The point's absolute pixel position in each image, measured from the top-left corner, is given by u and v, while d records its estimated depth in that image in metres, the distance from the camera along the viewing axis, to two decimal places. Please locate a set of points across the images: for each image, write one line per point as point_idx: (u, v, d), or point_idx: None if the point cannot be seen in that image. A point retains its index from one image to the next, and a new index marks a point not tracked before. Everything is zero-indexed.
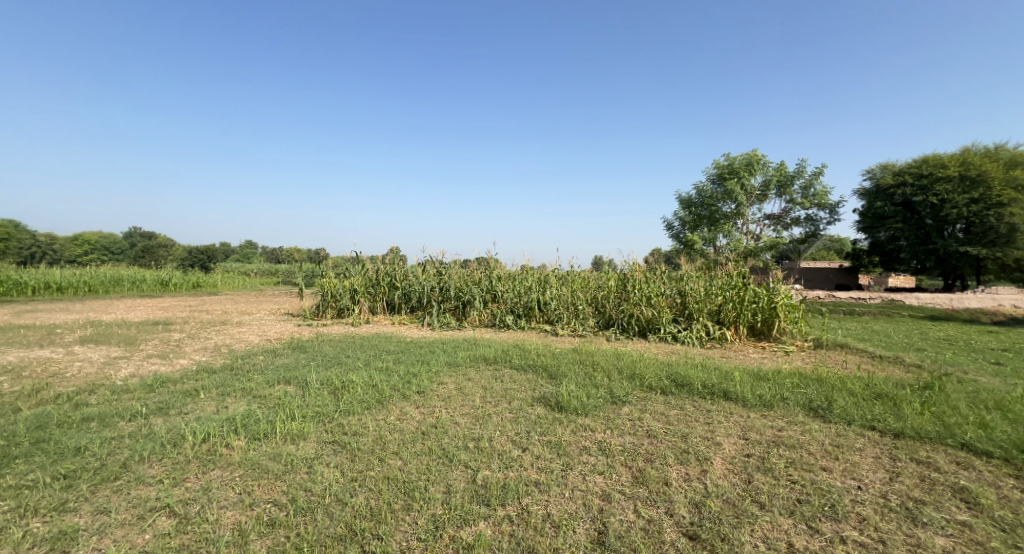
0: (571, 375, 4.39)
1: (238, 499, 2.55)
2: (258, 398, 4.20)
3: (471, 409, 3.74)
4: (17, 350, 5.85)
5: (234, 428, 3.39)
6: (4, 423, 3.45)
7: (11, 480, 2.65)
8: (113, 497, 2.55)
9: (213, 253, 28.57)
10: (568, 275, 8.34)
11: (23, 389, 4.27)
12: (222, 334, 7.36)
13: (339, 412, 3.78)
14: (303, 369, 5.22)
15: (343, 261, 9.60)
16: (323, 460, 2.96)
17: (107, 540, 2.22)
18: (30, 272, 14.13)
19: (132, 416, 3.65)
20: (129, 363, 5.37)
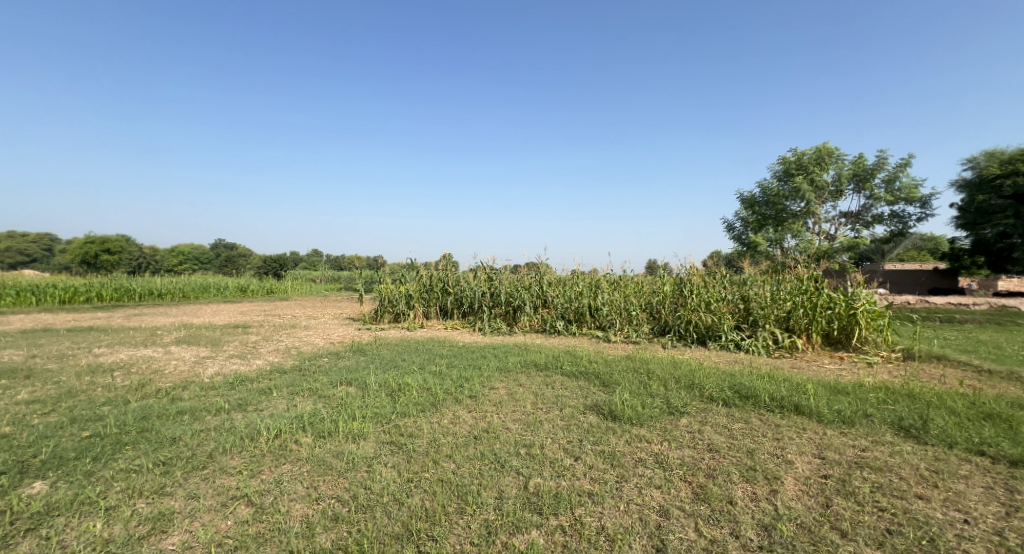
0: (624, 383, 4.28)
1: (305, 494, 2.69)
2: (323, 397, 4.43)
3: (522, 415, 3.73)
4: (126, 348, 6.59)
5: (302, 426, 3.60)
6: (114, 413, 3.86)
7: (121, 464, 2.95)
8: (201, 484, 2.77)
9: (284, 261, 30.65)
10: (621, 279, 8.16)
11: (131, 383, 4.78)
12: (291, 337, 7.85)
13: (396, 414, 3.90)
14: (362, 372, 5.44)
15: (399, 268, 9.96)
16: (382, 461, 3.06)
17: (195, 524, 2.41)
18: (136, 280, 15.88)
19: (215, 411, 3.96)
20: (214, 362, 5.86)
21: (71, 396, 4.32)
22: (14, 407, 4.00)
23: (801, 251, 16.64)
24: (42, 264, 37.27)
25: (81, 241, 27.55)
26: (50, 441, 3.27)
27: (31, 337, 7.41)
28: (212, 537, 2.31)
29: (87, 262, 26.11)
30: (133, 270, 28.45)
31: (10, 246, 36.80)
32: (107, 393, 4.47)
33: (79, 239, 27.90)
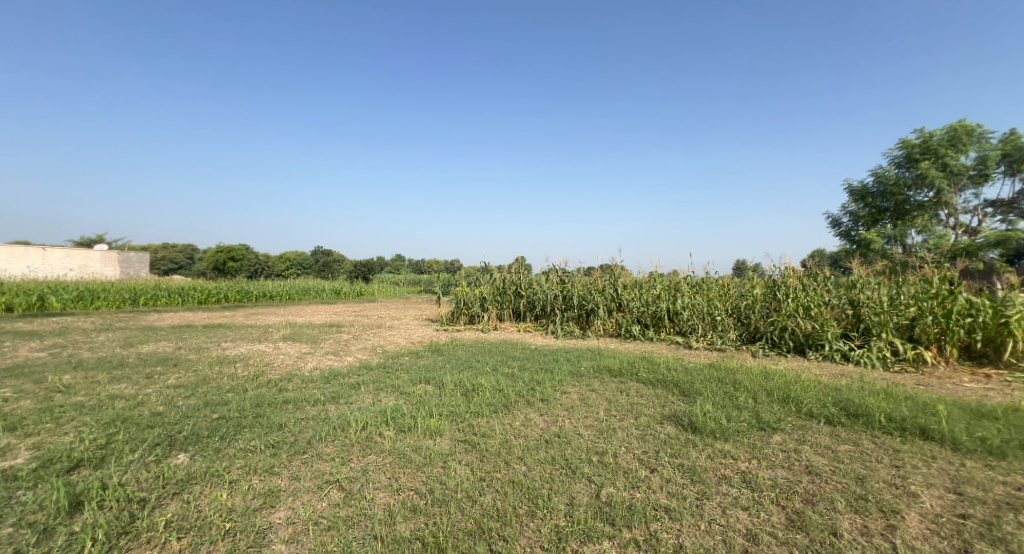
0: (707, 394, 4.02)
1: (387, 483, 2.83)
2: (404, 394, 4.66)
3: (595, 421, 3.63)
4: (245, 343, 7.48)
5: (385, 419, 3.81)
6: (234, 399, 4.36)
7: (241, 443, 3.33)
8: (301, 467, 3.03)
9: (371, 265, 32.92)
10: (703, 282, 7.70)
11: (249, 373, 5.40)
12: (377, 336, 8.38)
13: (470, 413, 3.99)
14: (439, 371, 5.65)
15: (474, 272, 10.25)
16: (456, 458, 3.14)
17: (297, 502, 2.64)
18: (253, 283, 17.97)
19: (312, 402, 4.33)
20: (313, 357, 6.44)
21: (204, 383, 4.96)
22: (166, 390, 4.69)
23: (929, 247, 14.59)
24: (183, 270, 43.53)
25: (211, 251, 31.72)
26: (190, 420, 3.77)
27: (175, 331, 8.69)
28: (309, 515, 2.51)
29: (216, 268, 30.06)
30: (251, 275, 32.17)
31: (163, 255, 43.56)
32: (232, 381, 5.09)
33: (210, 249, 32.19)
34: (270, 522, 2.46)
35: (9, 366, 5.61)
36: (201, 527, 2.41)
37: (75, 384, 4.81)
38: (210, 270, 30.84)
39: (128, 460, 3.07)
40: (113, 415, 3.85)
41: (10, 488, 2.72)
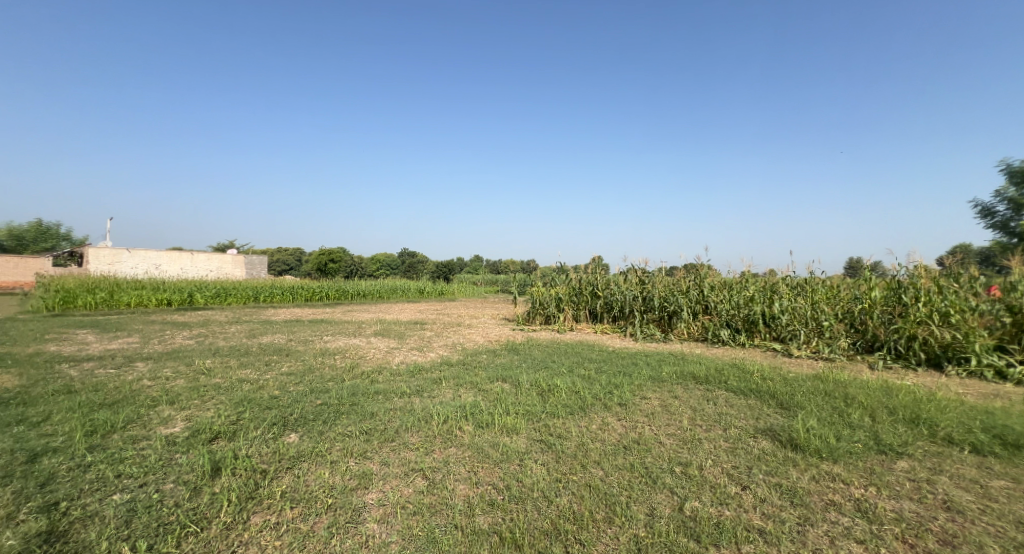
0: (811, 408, 3.63)
1: (466, 476, 2.91)
2: (482, 391, 4.78)
3: (678, 430, 3.44)
4: (342, 337, 8.16)
5: (465, 414, 3.92)
6: (333, 387, 4.76)
7: (340, 428, 3.62)
8: (390, 454, 3.21)
9: (452, 265, 34.31)
10: (805, 283, 7.00)
11: (347, 365, 5.87)
12: (457, 334, 8.69)
13: (546, 413, 3.98)
14: (515, 370, 5.71)
15: (550, 272, 10.24)
16: (532, 457, 3.14)
17: (386, 486, 2.80)
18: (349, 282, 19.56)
19: (399, 394, 4.59)
20: (400, 352, 6.84)
21: (310, 371, 5.47)
22: (280, 376, 5.25)
23: None
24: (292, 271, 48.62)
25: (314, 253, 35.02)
26: (299, 404, 4.18)
27: (286, 324, 9.73)
28: (397, 500, 2.65)
29: (318, 268, 33.19)
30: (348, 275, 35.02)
31: (276, 258, 49.03)
32: (332, 370, 5.57)
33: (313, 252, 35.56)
34: (364, 502, 2.63)
35: (166, 350, 6.66)
36: (308, 499, 2.65)
37: (212, 367, 5.57)
38: (314, 271, 34.09)
39: (252, 436, 3.47)
40: (241, 395, 4.40)
41: (169, 451, 3.20)
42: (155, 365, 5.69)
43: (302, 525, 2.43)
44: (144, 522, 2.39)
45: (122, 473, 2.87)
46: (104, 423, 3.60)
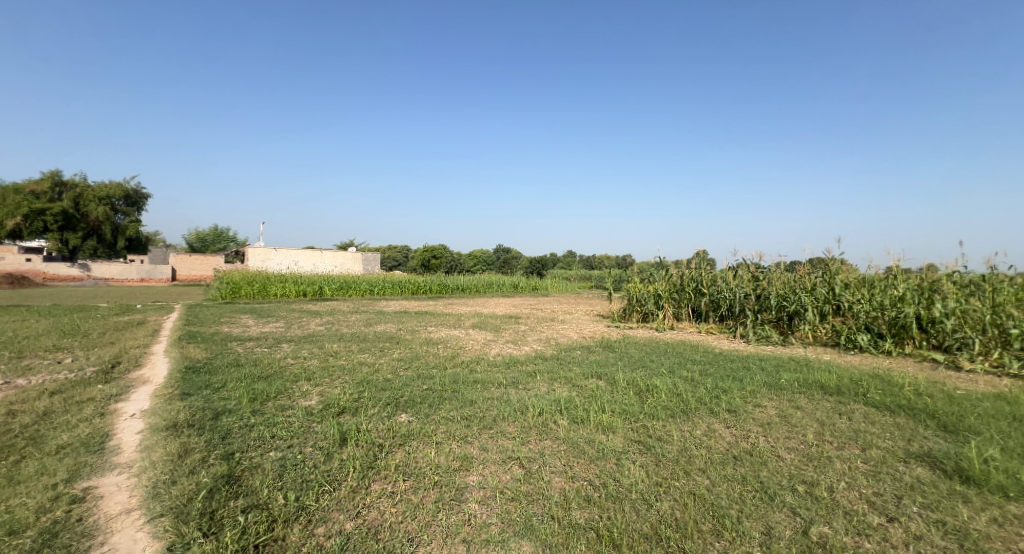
0: (987, 435, 3.01)
1: (562, 469, 2.90)
2: (577, 386, 4.73)
3: (801, 444, 3.08)
4: (444, 328, 8.64)
5: (560, 409, 3.91)
6: (437, 374, 5.06)
7: (444, 412, 3.82)
8: (489, 440, 3.32)
9: (545, 261, 34.63)
10: (981, 283, 5.97)
11: (449, 354, 6.19)
12: (550, 329, 8.71)
13: (644, 413, 3.81)
14: (611, 368, 5.56)
15: (649, 268, 9.81)
16: (631, 458, 3.03)
17: (486, 471, 2.89)
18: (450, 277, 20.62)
19: (496, 384, 4.72)
20: (496, 344, 7.04)
21: (417, 358, 5.87)
22: (391, 361, 5.72)
23: None
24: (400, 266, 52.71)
25: (418, 251, 37.54)
26: (408, 388, 4.50)
27: (396, 315, 10.59)
28: (496, 484, 2.72)
29: (422, 264, 35.55)
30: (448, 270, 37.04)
31: (386, 254, 53.54)
32: (435, 358, 5.91)
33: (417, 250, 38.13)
34: (465, 483, 2.74)
35: (303, 334, 7.63)
36: (418, 475, 2.83)
37: (338, 350, 6.25)
38: (419, 267, 36.58)
39: (370, 413, 3.81)
40: (361, 377, 4.86)
41: (308, 419, 3.65)
42: (296, 346, 6.55)
43: (413, 497, 2.60)
44: (292, 477, 2.75)
45: (275, 434, 3.34)
46: (262, 392, 4.24)
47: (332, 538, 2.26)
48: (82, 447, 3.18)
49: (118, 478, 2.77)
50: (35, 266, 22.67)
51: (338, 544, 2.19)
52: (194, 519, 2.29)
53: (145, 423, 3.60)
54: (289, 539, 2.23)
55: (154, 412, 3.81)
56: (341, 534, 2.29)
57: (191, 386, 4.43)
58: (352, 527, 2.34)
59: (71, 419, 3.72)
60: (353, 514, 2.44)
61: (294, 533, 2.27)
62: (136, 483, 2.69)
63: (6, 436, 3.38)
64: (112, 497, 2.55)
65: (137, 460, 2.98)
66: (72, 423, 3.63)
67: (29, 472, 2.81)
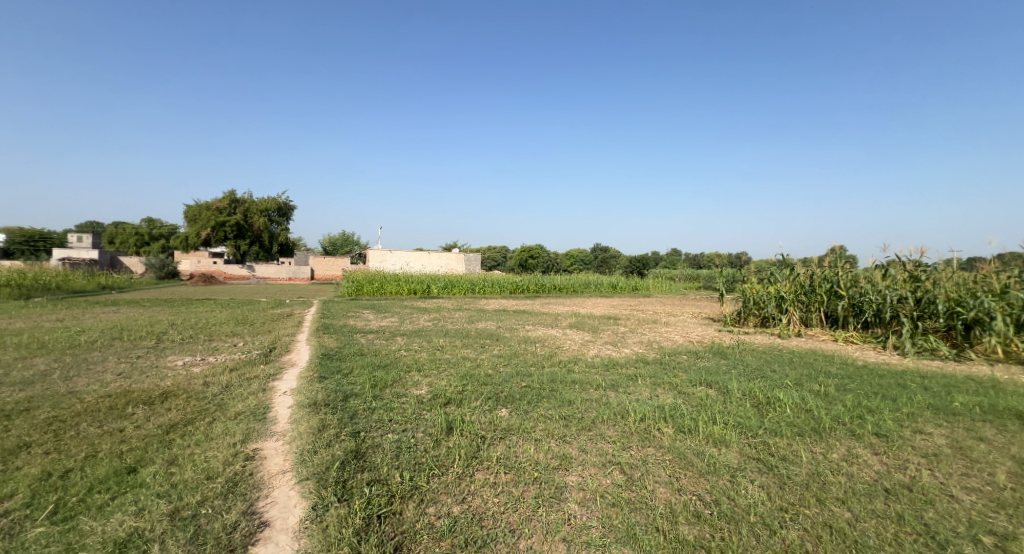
0: None
1: (667, 480, 2.70)
2: (683, 393, 4.40)
3: (982, 485, 2.50)
4: (543, 327, 8.66)
5: (664, 416, 3.65)
6: (535, 372, 5.06)
7: (543, 410, 3.80)
8: (588, 442, 3.22)
9: (646, 261, 33.25)
10: None
11: (548, 353, 6.17)
12: (653, 331, 8.26)
13: (765, 429, 3.41)
14: (723, 376, 5.09)
15: (768, 266, 8.82)
16: (748, 477, 2.72)
17: (585, 472, 2.79)
18: (549, 277, 20.69)
19: (595, 386, 4.57)
20: (595, 345, 6.87)
21: (516, 356, 5.95)
22: (492, 357, 5.86)
23: None
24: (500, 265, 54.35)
25: (518, 251, 38.25)
26: (508, 384, 4.56)
27: (497, 313, 10.89)
28: (597, 487, 2.61)
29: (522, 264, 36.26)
30: (546, 269, 37.30)
31: (488, 254, 55.58)
32: (534, 357, 5.94)
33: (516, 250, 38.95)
34: (565, 482, 2.68)
35: (413, 329, 8.19)
36: (518, 469, 2.83)
37: (444, 345, 6.59)
38: (517, 267, 37.32)
39: (473, 406, 3.93)
40: (464, 371, 5.05)
41: (419, 407, 3.88)
42: (408, 339, 7.05)
43: (514, 490, 2.61)
44: (407, 458, 2.92)
45: (393, 418, 3.59)
46: (381, 380, 4.61)
47: (441, 518, 2.35)
48: (252, 415, 3.75)
49: (276, 443, 3.20)
50: (213, 267, 27.56)
51: (447, 525, 2.27)
52: (331, 485, 2.55)
53: (295, 399, 4.13)
54: (404, 515, 2.37)
55: (300, 390, 4.35)
56: (449, 516, 2.37)
57: (326, 370, 5.00)
58: (458, 511, 2.42)
59: (244, 391, 4.41)
60: (459, 498, 2.52)
61: (409, 509, 2.41)
62: (290, 448, 3.09)
63: (202, 401, 4.12)
64: (273, 459, 2.96)
65: (289, 430, 3.42)
66: (244, 394, 4.30)
67: (218, 431, 3.39)
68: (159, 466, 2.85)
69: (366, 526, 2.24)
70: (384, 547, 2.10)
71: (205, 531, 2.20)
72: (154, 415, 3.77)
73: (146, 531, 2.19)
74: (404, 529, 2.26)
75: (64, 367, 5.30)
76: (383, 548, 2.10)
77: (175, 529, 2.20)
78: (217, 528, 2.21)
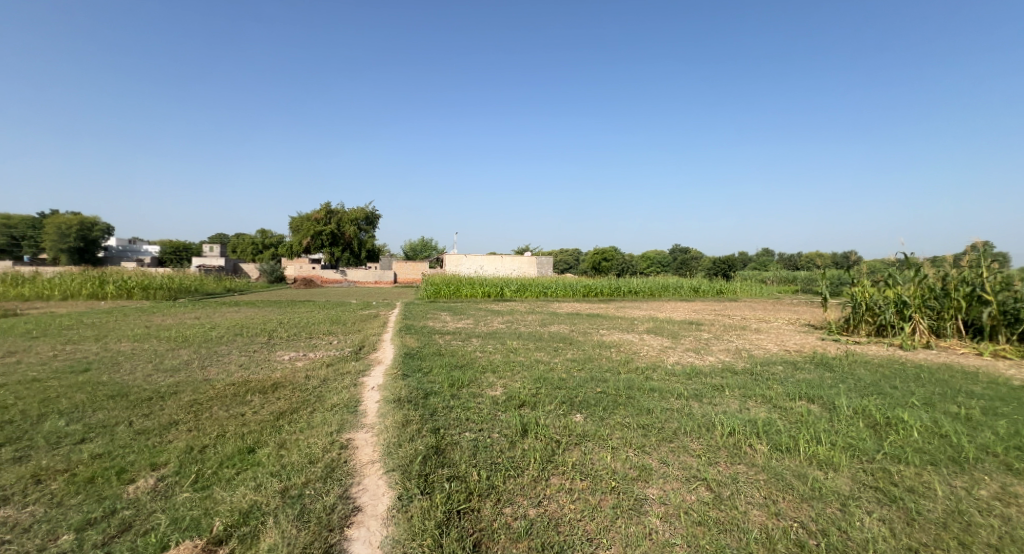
0: None
1: (762, 502, 2.39)
2: (779, 408, 3.93)
3: None
4: (619, 331, 8.33)
5: (757, 431, 3.28)
6: (610, 378, 4.83)
7: (619, 418, 3.58)
8: (669, 454, 2.96)
9: (732, 263, 31.02)
10: None
11: (625, 359, 5.88)
12: (742, 339, 7.59)
13: (884, 454, 2.91)
14: (828, 390, 4.49)
15: (885, 268, 7.72)
16: (865, 508, 2.32)
17: (667, 486, 2.56)
18: (625, 280, 19.99)
19: (676, 395, 4.25)
20: (676, 352, 6.44)
21: (590, 360, 5.75)
22: (566, 361, 5.72)
23: None
24: (575, 269, 53.76)
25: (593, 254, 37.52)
26: (582, 389, 4.39)
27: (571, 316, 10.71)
28: (680, 503, 2.38)
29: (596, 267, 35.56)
30: (622, 272, 36.22)
31: (562, 257, 55.25)
32: (609, 362, 5.69)
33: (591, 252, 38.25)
34: (645, 494, 2.48)
35: (488, 330, 8.28)
36: (595, 477, 2.67)
37: (518, 347, 6.56)
38: (591, 269, 36.71)
39: (547, 409, 3.82)
40: (538, 374, 4.96)
41: (494, 408, 3.85)
42: (483, 341, 7.12)
43: (590, 497, 2.45)
44: (484, 457, 2.89)
45: (470, 418, 3.58)
46: (457, 380, 4.67)
47: (518, 520, 2.27)
48: (346, 407, 3.96)
49: (366, 435, 3.34)
50: (312, 271, 30.27)
51: (524, 527, 2.19)
52: (415, 478, 2.58)
53: (382, 394, 4.31)
54: (482, 513, 2.32)
55: (385, 386, 4.54)
56: (526, 518, 2.28)
57: (408, 369, 5.18)
58: (534, 514, 2.32)
59: (338, 385, 4.70)
60: (535, 501, 2.42)
61: (486, 507, 2.36)
62: (378, 440, 3.19)
63: (304, 392, 4.45)
64: (364, 449, 3.09)
65: (377, 423, 3.55)
66: (338, 388, 4.58)
67: (318, 420, 3.61)
68: (272, 448, 3.09)
69: (447, 519, 2.23)
70: (465, 542, 2.07)
71: (308, 510, 2.32)
72: (267, 402, 4.13)
73: (263, 505, 2.36)
74: (482, 526, 2.21)
75: (199, 357, 6.04)
76: (463, 543, 2.07)
77: (286, 505, 2.35)
78: (318, 508, 2.32)
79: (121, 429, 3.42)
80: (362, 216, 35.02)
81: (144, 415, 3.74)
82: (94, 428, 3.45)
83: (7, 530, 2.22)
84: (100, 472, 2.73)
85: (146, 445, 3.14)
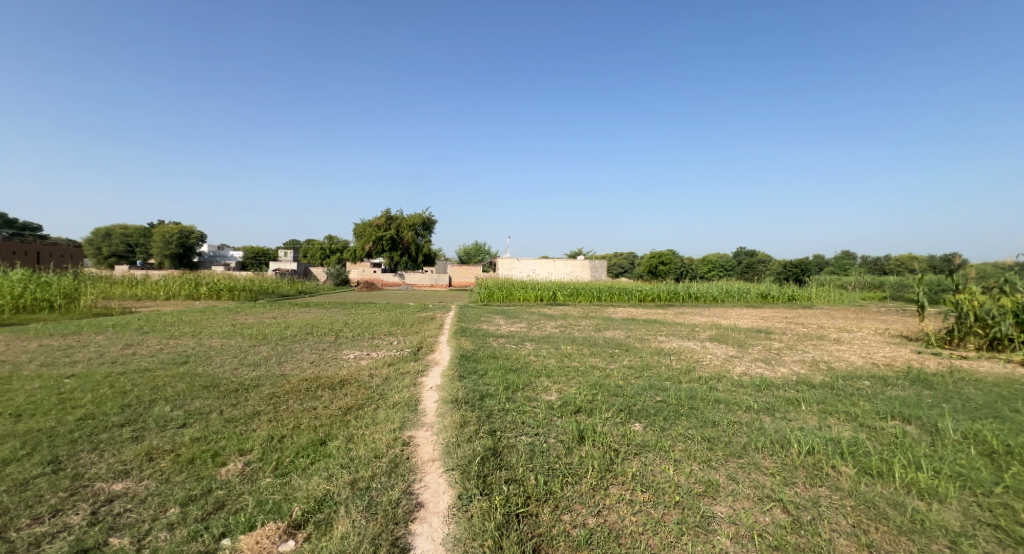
0: None
1: (850, 531, 2.17)
2: (867, 427, 3.56)
3: None
4: (679, 338, 7.97)
5: (841, 452, 2.98)
6: (671, 387, 4.62)
7: (681, 429, 3.41)
8: (738, 470, 2.77)
9: (806, 266, 28.78)
10: None
11: (686, 367, 5.60)
12: (819, 349, 6.99)
13: (1005, 488, 2.54)
14: (927, 411, 4.00)
15: (999, 275, 6.81)
16: (981, 549, 2.03)
17: (736, 504, 2.40)
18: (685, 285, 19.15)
19: (744, 408, 3.97)
20: (743, 362, 6.05)
21: (648, 368, 5.53)
22: (623, 368, 5.54)
23: None
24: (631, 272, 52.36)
25: (651, 257, 36.31)
26: (641, 397, 4.24)
27: (628, 322, 10.40)
28: (752, 524, 2.22)
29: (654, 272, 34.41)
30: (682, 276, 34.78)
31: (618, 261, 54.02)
32: (669, 370, 5.45)
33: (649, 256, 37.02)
34: (712, 511, 2.33)
35: (541, 335, 8.24)
36: (656, 489, 2.56)
37: (572, 352, 6.47)
38: (648, 274, 35.60)
39: (604, 416, 3.72)
40: (594, 380, 4.85)
41: (550, 413, 3.80)
42: (537, 345, 7.08)
43: (653, 511, 2.35)
44: (541, 462, 2.86)
45: (526, 422, 3.57)
46: (512, 383, 4.68)
47: (577, 528, 2.22)
48: (407, 406, 4.09)
49: (427, 433, 3.42)
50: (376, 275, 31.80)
51: (583, 536, 2.14)
52: (474, 478, 2.60)
53: (440, 394, 4.41)
54: (541, 518, 2.30)
55: (443, 387, 4.64)
56: (585, 527, 2.23)
57: (464, 370, 5.26)
58: (593, 523, 2.26)
59: (398, 384, 4.87)
60: (594, 510, 2.36)
61: (545, 512, 2.33)
62: (437, 439, 3.27)
63: (368, 389, 4.66)
64: (424, 447, 3.17)
65: (436, 422, 3.63)
66: (399, 387, 4.74)
67: (381, 417, 3.76)
68: (341, 441, 3.26)
69: (506, 522, 2.23)
70: (525, 546, 2.06)
71: (376, 502, 2.41)
72: (335, 398, 4.36)
73: (336, 494, 2.49)
74: (541, 531, 2.18)
75: (276, 354, 6.51)
76: (523, 547, 2.06)
77: (355, 496, 2.46)
78: (385, 501, 2.41)
79: (214, 417, 3.75)
80: (421, 222, 36.18)
81: (233, 405, 4.08)
82: (191, 414, 3.82)
83: (129, 499, 2.48)
84: (197, 454, 3.01)
85: (233, 432, 3.42)
